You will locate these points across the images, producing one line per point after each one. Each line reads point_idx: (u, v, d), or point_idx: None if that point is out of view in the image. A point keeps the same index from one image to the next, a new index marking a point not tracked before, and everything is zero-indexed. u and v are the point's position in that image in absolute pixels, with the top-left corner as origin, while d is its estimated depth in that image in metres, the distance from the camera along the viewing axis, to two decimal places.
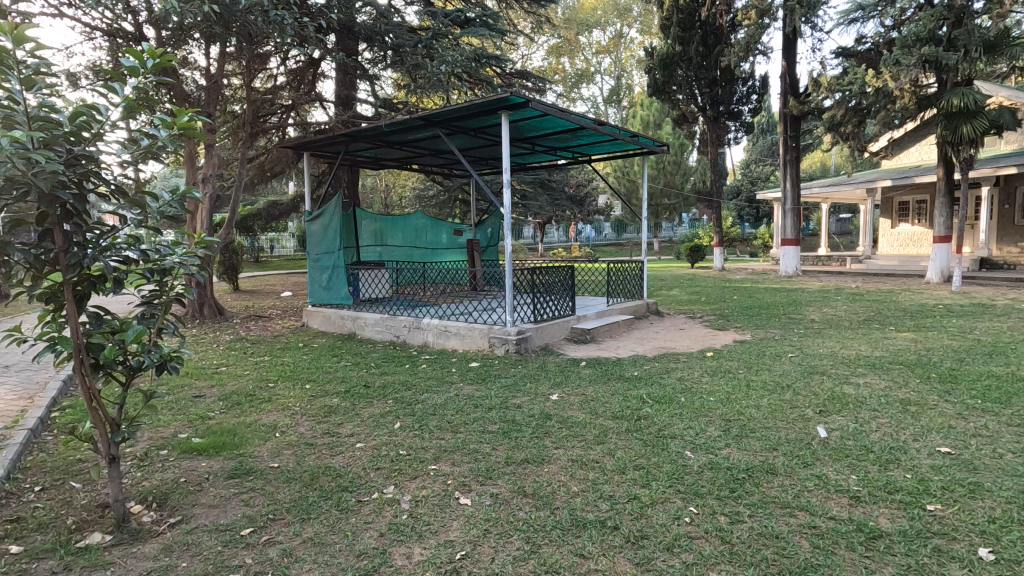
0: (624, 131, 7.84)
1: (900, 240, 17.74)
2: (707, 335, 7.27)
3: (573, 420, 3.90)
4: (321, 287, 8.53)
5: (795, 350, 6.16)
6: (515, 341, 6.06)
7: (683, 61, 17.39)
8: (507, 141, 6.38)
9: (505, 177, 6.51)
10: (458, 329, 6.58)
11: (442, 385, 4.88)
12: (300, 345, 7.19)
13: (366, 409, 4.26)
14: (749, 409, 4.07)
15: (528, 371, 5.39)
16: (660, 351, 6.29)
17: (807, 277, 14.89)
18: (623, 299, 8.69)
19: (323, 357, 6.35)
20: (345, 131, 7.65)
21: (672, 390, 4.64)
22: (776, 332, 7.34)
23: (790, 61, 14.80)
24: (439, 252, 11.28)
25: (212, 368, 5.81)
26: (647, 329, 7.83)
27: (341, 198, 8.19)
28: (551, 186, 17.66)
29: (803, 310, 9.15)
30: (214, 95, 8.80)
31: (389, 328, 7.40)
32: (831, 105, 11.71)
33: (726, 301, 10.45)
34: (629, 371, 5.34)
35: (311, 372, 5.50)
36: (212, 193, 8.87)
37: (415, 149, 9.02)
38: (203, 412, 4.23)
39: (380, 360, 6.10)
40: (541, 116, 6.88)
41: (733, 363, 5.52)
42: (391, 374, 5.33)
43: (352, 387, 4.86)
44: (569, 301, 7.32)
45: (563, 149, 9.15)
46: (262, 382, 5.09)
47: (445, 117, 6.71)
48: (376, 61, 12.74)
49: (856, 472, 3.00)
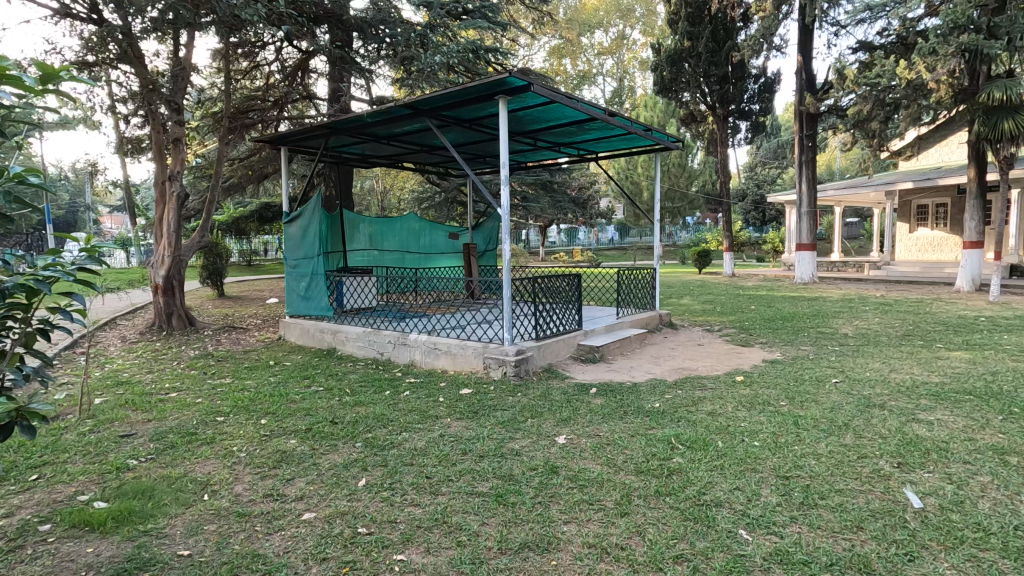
0: (637, 124, 7.04)
1: (918, 245, 17.04)
2: (731, 353, 6.46)
3: (585, 476, 3.07)
4: (299, 295, 7.65)
5: (839, 374, 5.32)
6: (514, 364, 5.19)
7: (692, 57, 16.61)
8: (505, 134, 5.51)
9: (504, 174, 5.65)
10: (448, 347, 5.75)
11: (425, 421, 4.04)
12: (271, 364, 6.36)
13: (328, 456, 3.41)
14: (808, 461, 3.23)
15: (528, 401, 4.55)
16: (682, 374, 5.47)
17: (825, 284, 14.06)
18: (633, 310, 7.87)
19: (293, 379, 5.51)
20: (324, 122, 6.77)
21: (705, 430, 3.79)
22: (809, 350, 6.52)
23: (806, 57, 14.02)
24: (434, 256, 10.45)
25: (159, 394, 4.99)
26: (662, 346, 6.99)
27: (320, 197, 7.33)
28: (553, 188, 16.85)
29: (830, 322, 8.31)
30: (181, 83, 7.93)
31: (372, 344, 6.57)
32: (856, 100, 10.72)
33: (746, 312, 9.59)
34: (648, 402, 4.49)
35: (275, 400, 4.67)
36: (181, 192, 8.00)
37: (405, 145, 8.21)
38: (123, 460, 3.39)
39: (357, 385, 5.26)
40: (546, 106, 6.07)
41: (771, 392, 4.69)
42: (367, 405, 4.50)
43: (316, 423, 4.01)
44: (575, 315, 6.47)
45: (567, 144, 8.34)
46: (210, 415, 4.25)
47: (434, 105, 5.83)
48: (369, 55, 11.95)
49: (986, 572, 2.15)
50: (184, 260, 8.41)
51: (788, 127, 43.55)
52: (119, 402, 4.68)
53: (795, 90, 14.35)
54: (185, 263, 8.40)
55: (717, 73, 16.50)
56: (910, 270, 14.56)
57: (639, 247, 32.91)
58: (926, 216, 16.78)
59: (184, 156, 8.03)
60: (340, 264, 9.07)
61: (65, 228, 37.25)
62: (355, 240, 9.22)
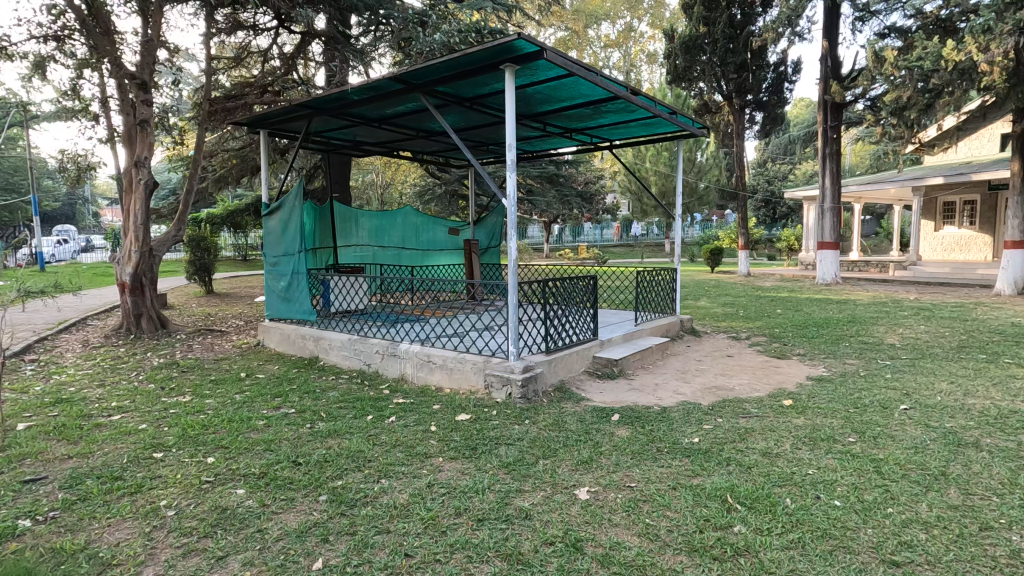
0: (660, 106, 6.22)
1: (944, 244, 16.25)
2: (768, 368, 5.65)
3: (621, 559, 2.26)
4: (279, 296, 6.84)
5: (903, 397, 4.52)
6: (521, 384, 4.38)
7: (708, 44, 15.74)
8: (513, 111, 4.65)
9: (509, 157, 4.78)
10: (444, 361, 4.94)
11: (411, 462, 3.25)
12: (242, 376, 5.55)
13: (278, 519, 2.61)
14: (917, 536, 2.41)
15: (539, 433, 3.76)
16: (718, 395, 4.67)
17: (849, 285, 13.21)
18: (653, 316, 7.06)
19: (260, 398, 4.72)
20: (305, 101, 5.91)
21: (765, 481, 2.98)
22: (856, 364, 5.70)
23: (831, 41, 13.13)
24: (433, 254, 9.66)
25: (99, 417, 4.20)
26: (686, 357, 6.18)
27: (301, 186, 6.50)
28: (560, 181, 16.02)
29: (871, 330, 7.48)
30: (150, 59, 7.11)
31: (358, 354, 5.77)
32: (891, 87, 9.86)
33: (774, 316, 8.75)
34: (684, 436, 3.68)
35: (232, 427, 3.88)
36: (148, 179, 7.18)
37: (399, 129, 7.36)
38: (8, 522, 2.59)
39: (335, 406, 4.46)
40: (558, 81, 5.24)
41: (832, 423, 3.86)
42: (341, 438, 3.69)
43: (274, 465, 3.21)
44: (590, 323, 5.65)
45: (580, 130, 7.50)
46: (147, 450, 3.44)
47: (429, 77, 4.96)
48: (365, 37, 11.13)
49: None
50: (156, 257, 7.63)
51: (798, 122, 42.52)
52: (45, 428, 3.89)
53: (818, 78, 13.48)
54: (157, 259, 7.61)
55: (735, 61, 15.60)
56: (940, 270, 13.72)
57: (647, 244, 32.02)
58: (953, 214, 15.98)
59: (153, 140, 7.24)
60: (329, 261, 8.26)
61: (64, 220, 36.55)
62: (345, 235, 8.42)
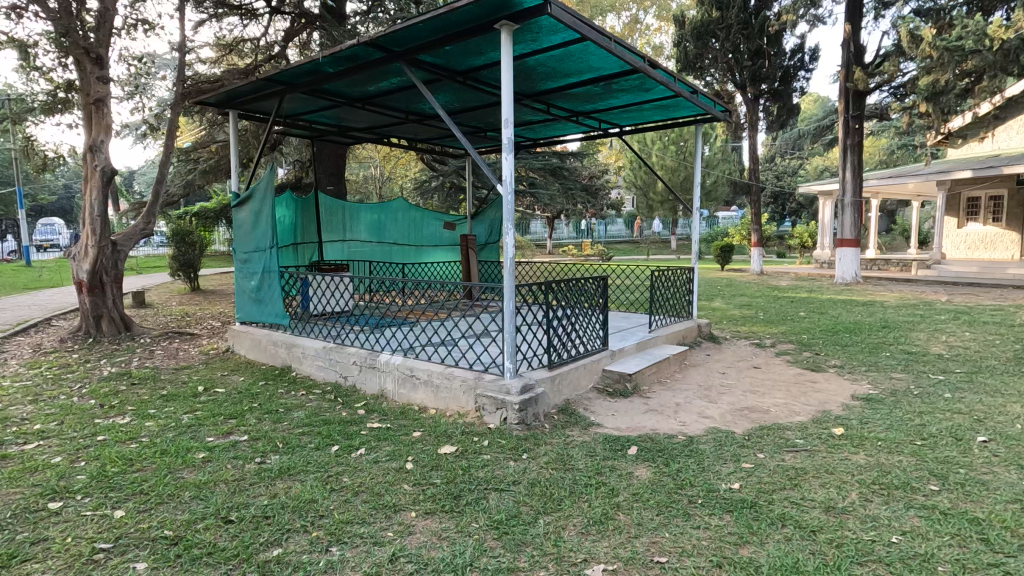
0: (680, 83, 5.45)
1: (968, 242, 15.48)
2: (804, 383, 4.92)
3: None
4: (249, 297, 6.10)
5: (976, 425, 3.77)
6: (518, 408, 3.66)
7: (721, 30, 14.94)
8: (509, 82, 3.88)
9: (505, 137, 4.01)
10: (428, 377, 4.22)
11: (375, 519, 2.53)
12: (199, 390, 4.82)
13: None
14: None
15: (540, 475, 3.04)
16: (753, 420, 3.95)
17: (871, 285, 12.43)
18: (669, 320, 6.31)
19: (211, 420, 3.98)
20: (274, 76, 5.16)
21: (838, 555, 2.25)
22: (905, 380, 4.95)
23: (854, 24, 12.31)
24: (427, 250, 8.90)
25: (7, 447, 3.48)
26: (708, 369, 5.43)
27: (273, 173, 5.76)
28: (563, 174, 15.25)
29: (910, 337, 6.71)
30: (107, 30, 6.40)
31: (333, 365, 5.06)
32: (925, 71, 9.01)
33: (799, 320, 7.97)
34: (722, 480, 2.95)
35: (161, 464, 3.16)
36: (106, 165, 6.50)
37: (386, 110, 6.61)
38: None
39: (297, 433, 3.73)
40: (564, 49, 4.49)
41: (903, 463, 3.12)
42: (293, 480, 2.97)
43: (196, 523, 2.49)
44: (600, 330, 4.90)
45: (589, 112, 6.74)
46: (42, 500, 2.72)
47: (412, 42, 4.20)
48: (357, 18, 10.34)
49: None
50: (120, 252, 6.93)
51: (808, 116, 41.46)
52: None
53: (840, 64, 12.67)
54: (121, 256, 6.91)
55: (749, 48, 14.81)
56: (965, 269, 12.89)
57: (652, 241, 31.26)
58: (977, 210, 15.20)
59: (109, 122, 6.53)
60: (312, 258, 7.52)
61: (58, 215, 35.74)
62: (332, 228, 7.77)
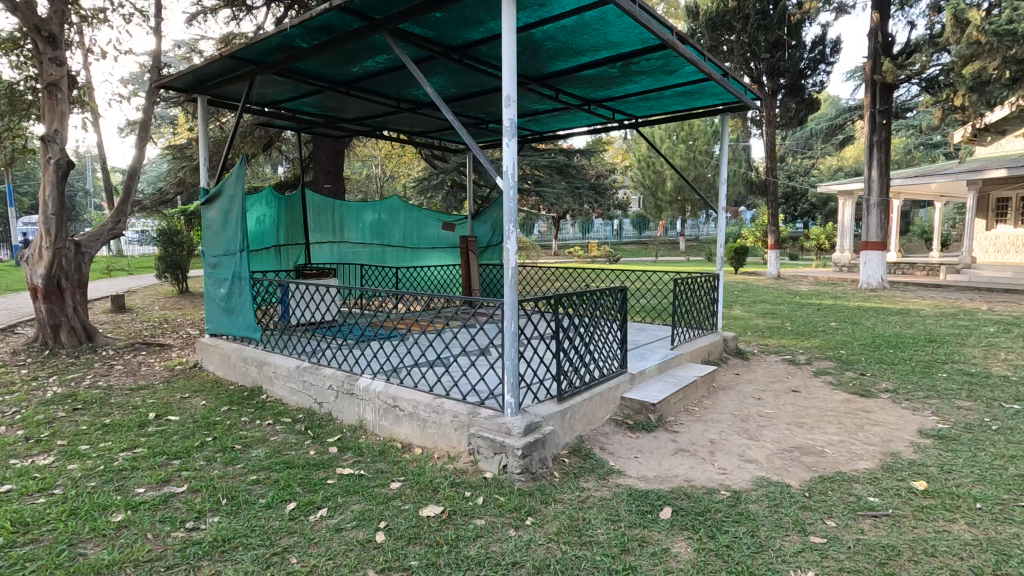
0: (709, 64, 4.72)
1: (997, 245, 14.67)
2: (858, 414, 4.17)
3: None
4: (219, 306, 5.41)
5: None
6: (520, 455, 2.94)
7: (739, 20, 14.14)
8: (512, 51, 3.15)
9: (507, 119, 3.28)
10: (414, 408, 3.51)
11: None
12: (149, 417, 4.13)
13: None
14: None
15: (550, 554, 2.32)
16: (810, 467, 3.21)
17: (898, 291, 11.62)
18: (692, 335, 5.58)
19: (149, 461, 3.29)
20: (240, 54, 4.46)
21: None
22: (977, 411, 4.20)
23: (881, 11, 11.53)
24: (423, 253, 8.17)
25: None
26: (740, 394, 4.70)
27: (243, 165, 5.06)
28: (570, 173, 14.51)
29: (963, 354, 5.94)
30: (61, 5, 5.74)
31: (307, 388, 4.37)
32: (971, 58, 8.26)
33: (831, 332, 7.22)
34: (790, 567, 2.22)
35: (63, 532, 2.46)
36: (63, 158, 5.86)
37: (376, 97, 5.91)
38: None
39: (248, 481, 3.03)
40: (579, 17, 3.77)
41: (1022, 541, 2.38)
42: (225, 560, 2.27)
43: None
44: (618, 349, 4.18)
45: (602, 99, 6.00)
46: None
47: (392, 5, 3.47)
48: None
49: None
50: (82, 256, 6.29)
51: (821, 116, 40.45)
52: None
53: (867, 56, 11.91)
54: (82, 259, 6.26)
55: (768, 39, 14.04)
56: (999, 273, 12.18)
57: (660, 242, 30.48)
58: (1007, 212, 14.47)
59: (64, 110, 5.87)
60: (297, 262, 6.77)
61: None
62: (320, 228, 7.04)
